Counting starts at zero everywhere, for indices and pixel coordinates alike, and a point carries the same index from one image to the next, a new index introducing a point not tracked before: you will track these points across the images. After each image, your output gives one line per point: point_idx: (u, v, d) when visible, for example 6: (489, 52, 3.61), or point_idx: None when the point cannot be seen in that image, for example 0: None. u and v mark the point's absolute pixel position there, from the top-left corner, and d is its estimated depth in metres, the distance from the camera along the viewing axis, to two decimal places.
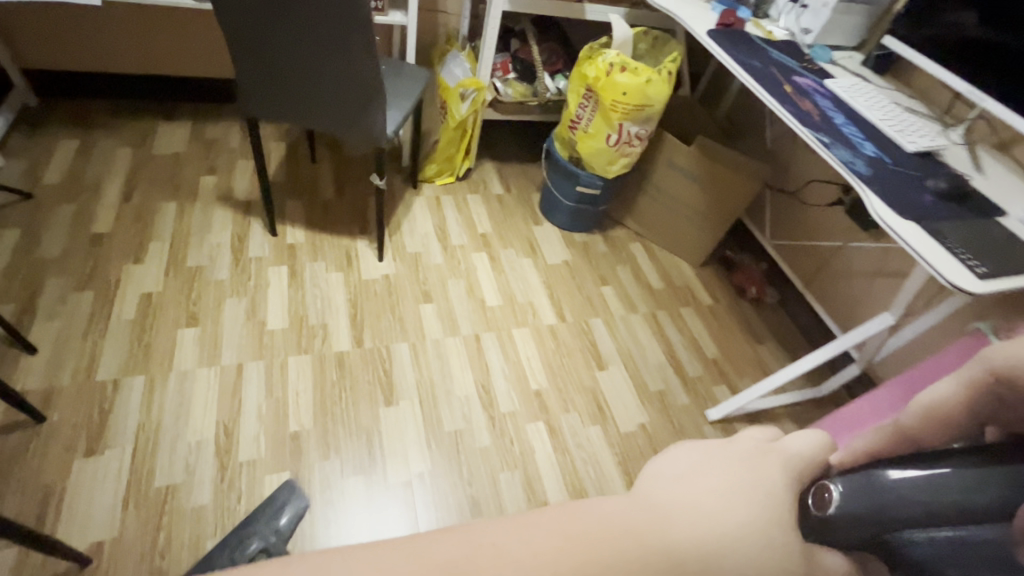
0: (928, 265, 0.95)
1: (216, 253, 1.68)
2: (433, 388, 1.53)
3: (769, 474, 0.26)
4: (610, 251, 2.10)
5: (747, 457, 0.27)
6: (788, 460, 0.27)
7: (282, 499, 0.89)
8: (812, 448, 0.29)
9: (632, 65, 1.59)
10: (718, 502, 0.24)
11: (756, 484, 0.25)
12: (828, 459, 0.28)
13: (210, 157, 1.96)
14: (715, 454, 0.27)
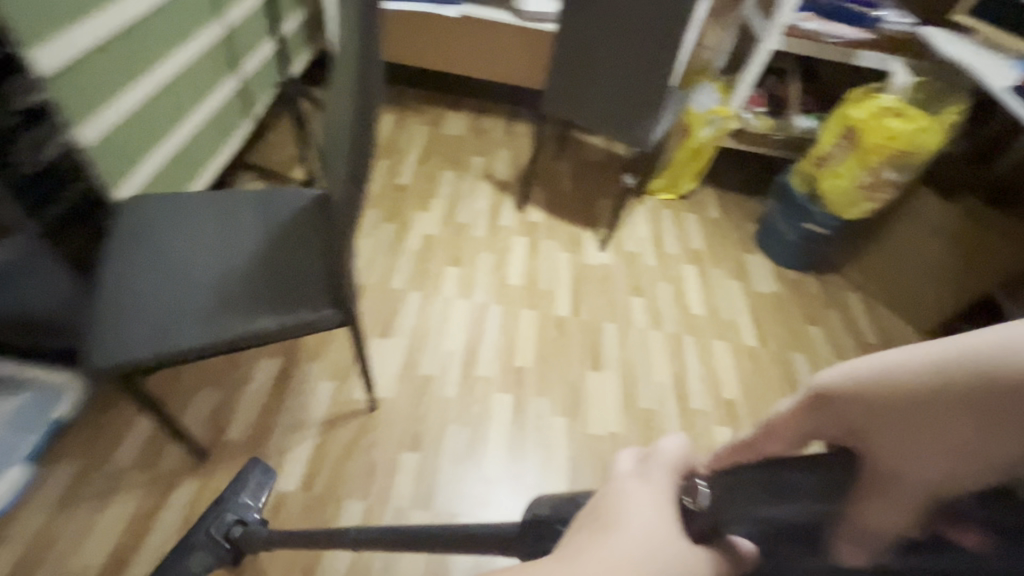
0: None
1: (478, 215, 2.08)
2: (633, 367, 1.70)
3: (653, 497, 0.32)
4: (823, 294, 2.06)
5: (650, 478, 0.33)
6: (665, 474, 0.34)
7: (247, 475, 1.20)
8: (677, 454, 0.35)
9: (907, 113, 1.61)
10: (653, 536, 0.29)
11: (656, 514, 0.31)
12: (685, 466, 0.35)
13: (481, 142, 2.41)
14: (628, 487, 0.32)
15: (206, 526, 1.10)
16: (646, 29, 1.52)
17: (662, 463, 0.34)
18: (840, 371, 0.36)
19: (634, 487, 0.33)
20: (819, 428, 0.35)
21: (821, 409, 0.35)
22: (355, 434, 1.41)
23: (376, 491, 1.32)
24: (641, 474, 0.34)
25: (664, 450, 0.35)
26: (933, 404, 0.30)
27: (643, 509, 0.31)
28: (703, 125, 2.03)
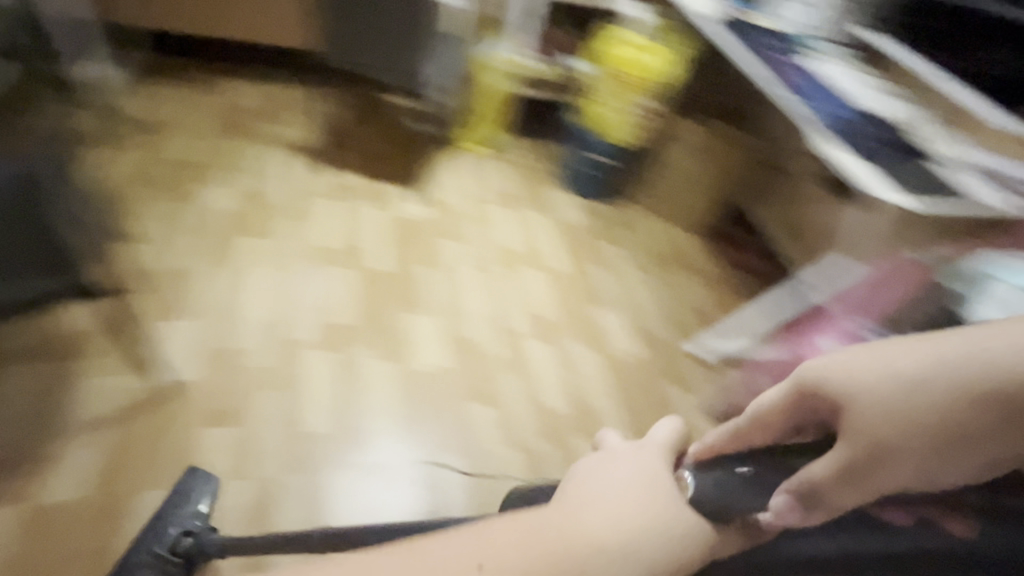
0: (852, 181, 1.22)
1: (278, 184, 1.97)
2: (453, 305, 1.77)
3: (649, 467, 0.39)
4: (619, 216, 2.31)
5: (633, 455, 0.41)
6: (655, 449, 0.42)
7: (187, 487, 1.17)
8: (664, 435, 0.44)
9: (637, 44, 1.92)
10: (623, 503, 0.36)
11: (647, 476, 0.39)
12: (670, 446, 0.43)
13: (275, 111, 2.27)
14: (615, 469, 0.40)
15: (146, 545, 1.06)
16: None
17: (657, 445, 0.43)
18: (818, 362, 0.39)
19: (619, 461, 0.40)
20: (793, 419, 0.39)
21: (800, 405, 0.38)
22: (152, 422, 1.29)
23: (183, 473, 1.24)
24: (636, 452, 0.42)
25: (656, 440, 0.43)
26: (922, 423, 0.34)
27: (631, 477, 0.38)
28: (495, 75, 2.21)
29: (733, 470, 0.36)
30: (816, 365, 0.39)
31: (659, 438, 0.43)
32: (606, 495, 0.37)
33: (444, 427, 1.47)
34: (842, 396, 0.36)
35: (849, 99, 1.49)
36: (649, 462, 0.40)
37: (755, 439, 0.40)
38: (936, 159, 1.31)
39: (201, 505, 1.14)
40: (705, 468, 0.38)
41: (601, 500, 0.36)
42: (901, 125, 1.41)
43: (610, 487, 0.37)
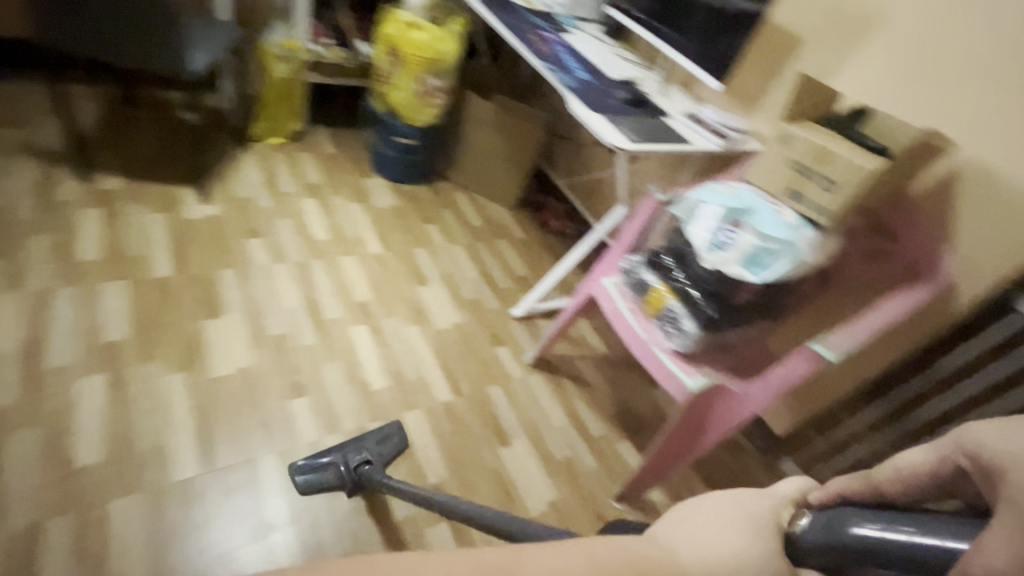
0: (596, 132, 1.38)
1: (20, 195, 1.68)
2: (259, 303, 1.67)
3: (760, 503, 0.40)
4: (436, 198, 2.37)
5: (726, 500, 0.40)
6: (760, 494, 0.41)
7: (389, 432, 1.43)
8: (792, 489, 0.43)
9: (422, 25, 1.92)
10: (714, 538, 0.35)
11: (733, 518, 0.38)
12: (799, 494, 0.43)
13: (9, 112, 1.91)
14: (697, 509, 0.39)
15: (345, 452, 1.31)
16: None
17: (777, 496, 0.42)
18: (988, 430, 0.37)
19: (731, 494, 0.41)
20: (939, 479, 0.38)
21: (951, 469, 0.38)
22: None
23: None
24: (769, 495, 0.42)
25: (789, 485, 0.44)
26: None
27: (739, 513, 0.38)
28: (277, 61, 2.07)
29: (874, 529, 0.36)
30: (987, 431, 0.37)
31: (796, 483, 0.44)
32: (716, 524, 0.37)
33: (255, 427, 1.39)
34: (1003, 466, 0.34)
35: (596, 70, 1.70)
36: (762, 501, 0.40)
37: (887, 496, 0.40)
38: (663, 113, 1.59)
39: (369, 442, 1.38)
40: (827, 525, 0.38)
41: (704, 528, 0.36)
42: (634, 87, 1.66)
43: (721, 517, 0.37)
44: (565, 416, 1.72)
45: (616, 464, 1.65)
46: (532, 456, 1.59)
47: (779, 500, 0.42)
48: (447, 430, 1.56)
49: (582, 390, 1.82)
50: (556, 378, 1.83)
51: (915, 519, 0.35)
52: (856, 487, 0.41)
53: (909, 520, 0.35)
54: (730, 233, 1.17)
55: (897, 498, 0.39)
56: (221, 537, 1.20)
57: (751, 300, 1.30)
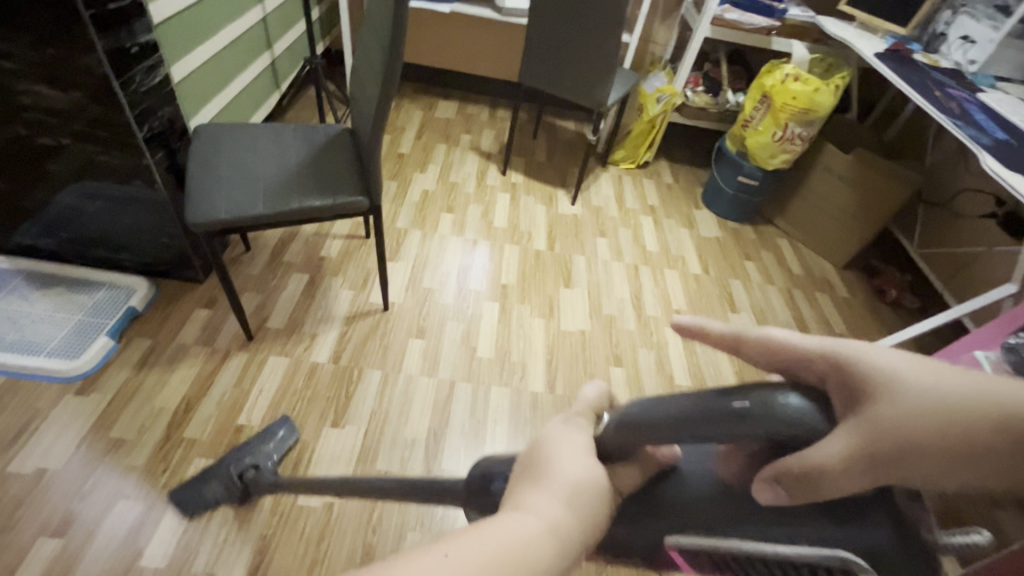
0: (1016, 194, 1.28)
1: (468, 177, 2.47)
2: (599, 287, 2.06)
3: (577, 438, 0.45)
4: (758, 239, 2.45)
5: (567, 431, 0.46)
6: (572, 418, 0.47)
7: (272, 430, 1.39)
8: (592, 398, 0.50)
9: (805, 77, 2.04)
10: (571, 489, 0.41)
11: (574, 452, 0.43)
12: (589, 408, 0.49)
13: (469, 123, 2.81)
14: (556, 441, 0.45)
15: (228, 462, 1.30)
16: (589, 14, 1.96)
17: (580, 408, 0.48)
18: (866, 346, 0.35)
19: (559, 438, 0.45)
20: (800, 370, 0.38)
21: (825, 364, 0.36)
22: (371, 325, 1.74)
23: (391, 363, 1.64)
24: (559, 427, 0.46)
25: (583, 405, 0.49)
26: (930, 453, 0.31)
27: (570, 455, 0.43)
28: (654, 103, 2.47)
29: (683, 406, 0.39)
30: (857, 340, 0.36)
31: (592, 397, 0.50)
32: (560, 480, 0.41)
33: (584, 376, 1.73)
34: (886, 397, 0.33)
35: (1019, 131, 1.54)
36: (572, 443, 0.44)
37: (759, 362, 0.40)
38: None
39: (272, 450, 1.35)
40: (622, 427, 0.43)
41: (546, 499, 0.40)
42: None
43: (562, 475, 0.42)
44: None
45: None
46: None
47: (579, 418, 0.47)
48: None
49: None
50: None
51: (745, 391, 0.37)
52: (756, 344, 0.40)
53: (731, 393, 0.37)
54: None
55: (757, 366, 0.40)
56: None
57: None
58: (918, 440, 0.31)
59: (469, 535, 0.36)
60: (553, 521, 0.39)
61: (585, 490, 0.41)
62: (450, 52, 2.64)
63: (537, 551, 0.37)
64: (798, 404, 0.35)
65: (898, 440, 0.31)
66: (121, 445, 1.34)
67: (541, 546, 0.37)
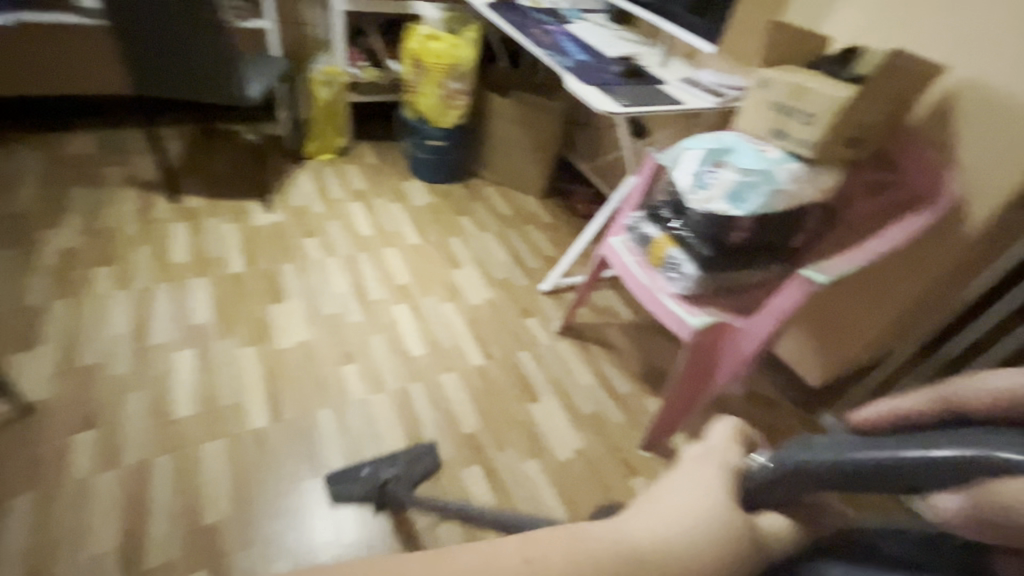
0: (587, 100, 1.51)
1: (127, 217, 2.05)
2: (315, 290, 1.92)
3: (708, 473, 0.33)
4: (468, 194, 2.57)
5: (690, 467, 0.34)
6: (713, 455, 0.35)
7: None
8: (727, 435, 0.38)
9: (440, 35, 2.15)
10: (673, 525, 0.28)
11: (701, 485, 0.31)
12: (735, 445, 0.37)
13: (116, 154, 2.32)
14: (671, 479, 0.32)
15: None
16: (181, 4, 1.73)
17: (718, 447, 0.36)
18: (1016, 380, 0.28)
19: (684, 474, 0.33)
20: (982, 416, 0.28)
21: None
22: (8, 441, 1.33)
23: (50, 476, 1.29)
24: (696, 465, 0.34)
25: (721, 441, 0.37)
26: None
27: (686, 493, 0.31)
28: (321, 87, 2.36)
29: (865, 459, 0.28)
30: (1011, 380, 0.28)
31: (729, 437, 0.37)
32: (681, 498, 0.30)
33: (314, 389, 1.60)
34: None
35: (595, 51, 1.83)
36: (705, 473, 0.33)
37: (968, 408, 0.28)
38: (659, 81, 1.69)
39: None
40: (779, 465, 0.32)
41: (655, 512, 0.29)
42: (631, 62, 1.77)
43: (682, 493, 0.30)
44: (593, 376, 1.82)
45: (642, 416, 1.72)
46: (559, 411, 1.70)
47: (724, 452, 0.36)
48: (480, 389, 1.71)
49: (611, 354, 1.91)
50: (584, 344, 1.93)
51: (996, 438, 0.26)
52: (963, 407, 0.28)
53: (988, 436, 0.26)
54: (713, 174, 1.29)
55: (964, 417, 0.28)
56: (287, 473, 1.40)
57: (744, 239, 1.35)
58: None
59: (548, 537, 0.26)
60: (683, 534, 0.27)
61: (710, 510, 0.29)
62: None
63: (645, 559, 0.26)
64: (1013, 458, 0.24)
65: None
66: None
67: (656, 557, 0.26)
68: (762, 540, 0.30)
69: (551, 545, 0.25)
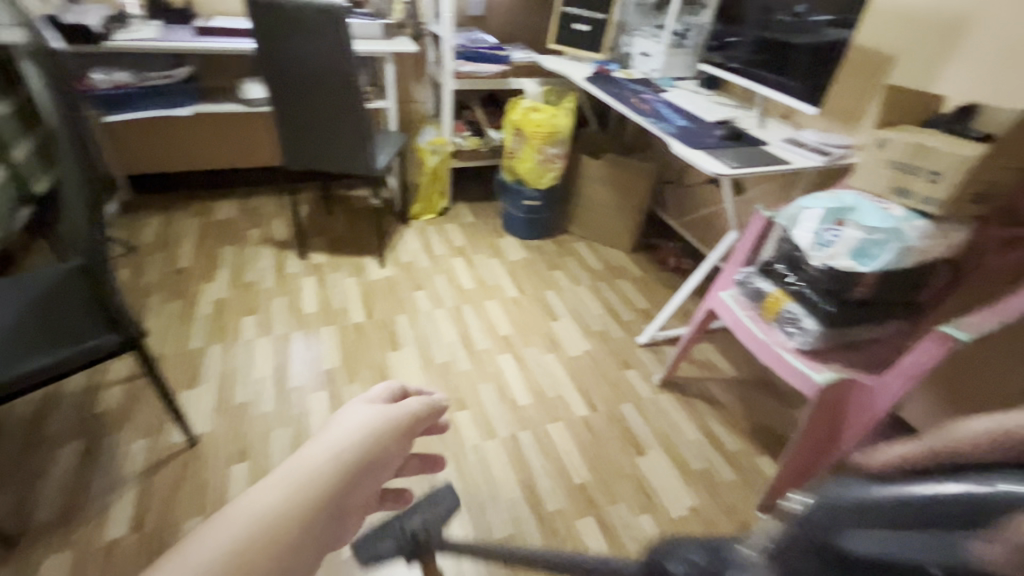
0: (696, 164, 1.60)
1: (266, 272, 2.33)
2: (427, 339, 2.07)
3: (384, 408, 0.42)
4: (559, 249, 2.69)
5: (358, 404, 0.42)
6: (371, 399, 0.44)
7: None
8: (386, 388, 0.46)
9: (541, 107, 2.35)
10: (348, 440, 0.37)
11: (373, 419, 0.40)
12: (385, 392, 0.45)
13: (255, 217, 2.66)
14: (347, 412, 0.41)
15: None
16: (331, 93, 2.04)
17: (375, 393, 0.45)
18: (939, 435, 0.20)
19: (357, 409, 0.41)
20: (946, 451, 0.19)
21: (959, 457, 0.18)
22: (179, 470, 1.51)
23: (212, 504, 1.44)
24: (359, 406, 0.42)
25: (379, 391, 0.45)
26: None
27: (361, 425, 0.39)
28: (430, 155, 2.61)
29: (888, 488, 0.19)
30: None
31: (389, 389, 0.46)
32: (341, 432, 0.38)
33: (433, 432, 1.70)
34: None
35: (694, 116, 1.94)
36: (366, 407, 0.41)
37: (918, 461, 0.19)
38: (762, 142, 1.76)
39: None
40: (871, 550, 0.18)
41: (333, 441, 0.37)
42: (731, 125, 1.86)
43: (340, 429, 0.38)
44: (700, 431, 1.80)
45: (757, 478, 1.67)
46: (668, 466, 1.68)
47: (378, 396, 0.44)
48: (587, 442, 1.74)
49: (715, 409, 1.89)
50: (688, 399, 1.92)
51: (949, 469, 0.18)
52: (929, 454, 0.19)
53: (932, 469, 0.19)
54: (834, 231, 1.33)
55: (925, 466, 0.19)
56: None
57: (868, 297, 1.35)
58: None
59: (232, 514, 0.31)
60: (335, 452, 0.36)
61: (365, 429, 0.39)
62: None
63: (311, 479, 0.34)
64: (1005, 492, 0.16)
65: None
66: None
67: (317, 478, 0.34)
68: (407, 415, 0.42)
69: (226, 525, 0.30)
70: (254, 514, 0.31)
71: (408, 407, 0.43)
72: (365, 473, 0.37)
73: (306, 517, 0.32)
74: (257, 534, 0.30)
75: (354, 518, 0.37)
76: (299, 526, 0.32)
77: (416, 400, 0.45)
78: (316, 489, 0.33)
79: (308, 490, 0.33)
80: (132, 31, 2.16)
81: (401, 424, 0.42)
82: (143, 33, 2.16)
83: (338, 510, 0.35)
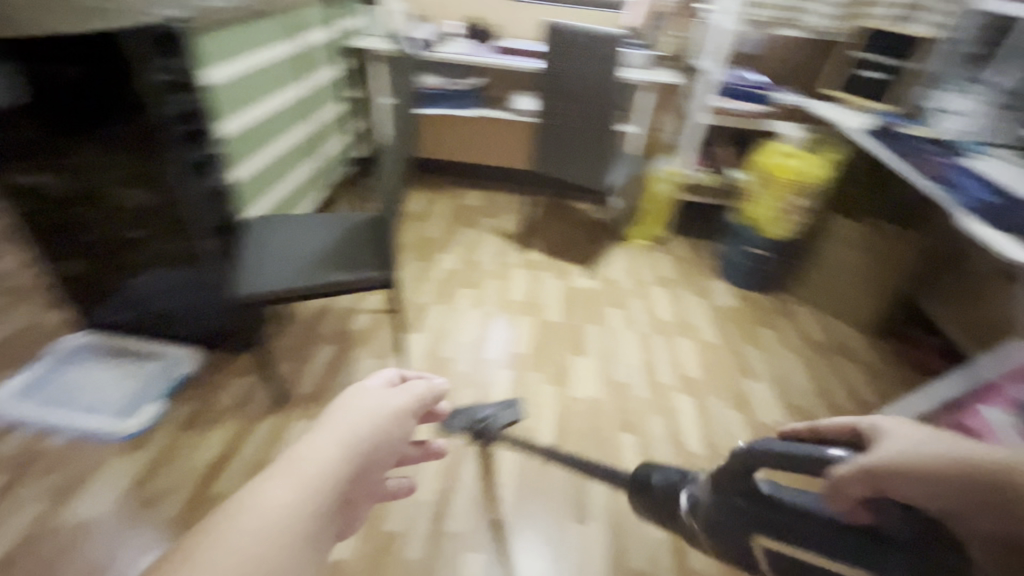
0: (992, 248, 1.31)
1: (489, 257, 2.66)
2: (611, 355, 2.11)
3: (383, 400, 0.49)
4: (775, 307, 2.45)
5: (360, 391, 0.50)
6: (374, 390, 0.51)
7: None
8: (382, 375, 0.54)
9: (797, 154, 2.19)
10: (361, 425, 0.44)
11: (378, 410, 0.47)
12: (378, 382, 0.53)
13: (492, 209, 3.05)
14: (353, 396, 0.48)
15: None
16: (591, 112, 2.23)
17: (374, 382, 0.52)
18: (904, 426, 0.47)
19: (361, 397, 0.48)
20: (849, 431, 0.54)
21: (848, 429, 0.54)
22: None
23: None
24: (359, 395, 0.49)
25: (377, 380, 0.53)
26: (951, 479, 0.40)
27: (370, 411, 0.46)
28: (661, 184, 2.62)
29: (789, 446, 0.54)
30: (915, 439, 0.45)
31: (387, 377, 0.55)
32: (352, 419, 0.45)
33: (594, 443, 1.74)
34: (890, 434, 0.47)
35: (1006, 191, 1.58)
36: (365, 397, 0.48)
37: (832, 431, 0.56)
38: None
39: None
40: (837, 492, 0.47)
41: (344, 428, 0.43)
42: None
43: (346, 417, 0.44)
44: None
45: None
46: None
47: (376, 385, 0.52)
48: None
49: None
50: None
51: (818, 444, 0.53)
52: (829, 425, 0.56)
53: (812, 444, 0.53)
54: None
55: (828, 433, 0.56)
56: (557, 509, 1.54)
57: None
58: (898, 458, 0.43)
59: (269, 487, 0.36)
60: (346, 442, 0.42)
61: (373, 418, 0.46)
62: (478, 150, 3.04)
63: (332, 460, 0.40)
64: (846, 454, 0.49)
65: (898, 465, 0.43)
66: (155, 501, 1.48)
67: (334, 466, 0.39)
68: (407, 404, 0.50)
69: (256, 505, 0.35)
70: (278, 503, 0.35)
71: (416, 392, 0.53)
72: (374, 456, 0.44)
73: (325, 502, 0.38)
74: (291, 503, 0.36)
75: (361, 499, 0.44)
76: (320, 508, 0.37)
77: (416, 387, 0.53)
78: (332, 476, 0.39)
79: (323, 476, 0.38)
80: (450, 45, 2.71)
81: (403, 411, 0.50)
82: (457, 47, 2.68)
83: (349, 488, 0.41)
